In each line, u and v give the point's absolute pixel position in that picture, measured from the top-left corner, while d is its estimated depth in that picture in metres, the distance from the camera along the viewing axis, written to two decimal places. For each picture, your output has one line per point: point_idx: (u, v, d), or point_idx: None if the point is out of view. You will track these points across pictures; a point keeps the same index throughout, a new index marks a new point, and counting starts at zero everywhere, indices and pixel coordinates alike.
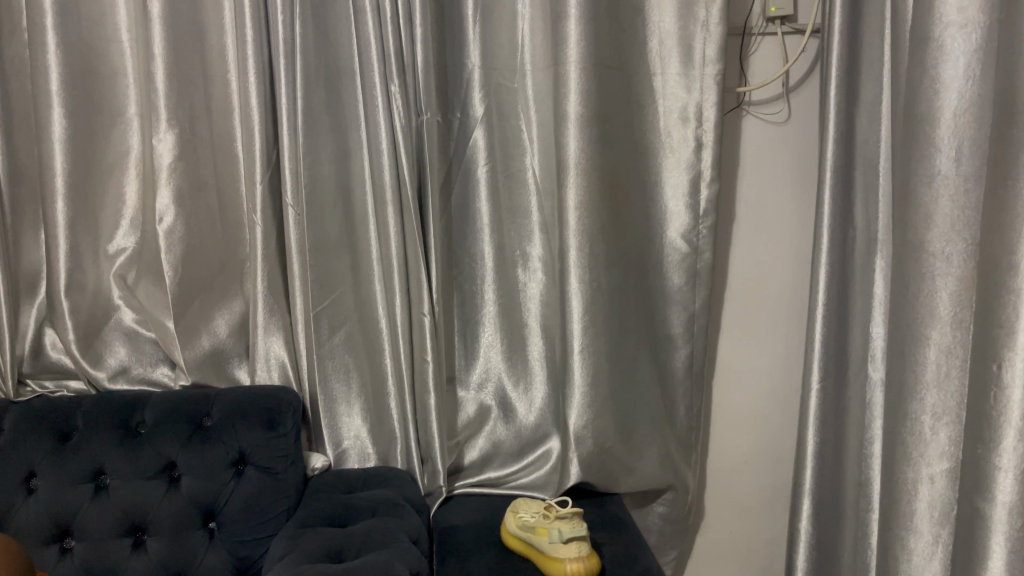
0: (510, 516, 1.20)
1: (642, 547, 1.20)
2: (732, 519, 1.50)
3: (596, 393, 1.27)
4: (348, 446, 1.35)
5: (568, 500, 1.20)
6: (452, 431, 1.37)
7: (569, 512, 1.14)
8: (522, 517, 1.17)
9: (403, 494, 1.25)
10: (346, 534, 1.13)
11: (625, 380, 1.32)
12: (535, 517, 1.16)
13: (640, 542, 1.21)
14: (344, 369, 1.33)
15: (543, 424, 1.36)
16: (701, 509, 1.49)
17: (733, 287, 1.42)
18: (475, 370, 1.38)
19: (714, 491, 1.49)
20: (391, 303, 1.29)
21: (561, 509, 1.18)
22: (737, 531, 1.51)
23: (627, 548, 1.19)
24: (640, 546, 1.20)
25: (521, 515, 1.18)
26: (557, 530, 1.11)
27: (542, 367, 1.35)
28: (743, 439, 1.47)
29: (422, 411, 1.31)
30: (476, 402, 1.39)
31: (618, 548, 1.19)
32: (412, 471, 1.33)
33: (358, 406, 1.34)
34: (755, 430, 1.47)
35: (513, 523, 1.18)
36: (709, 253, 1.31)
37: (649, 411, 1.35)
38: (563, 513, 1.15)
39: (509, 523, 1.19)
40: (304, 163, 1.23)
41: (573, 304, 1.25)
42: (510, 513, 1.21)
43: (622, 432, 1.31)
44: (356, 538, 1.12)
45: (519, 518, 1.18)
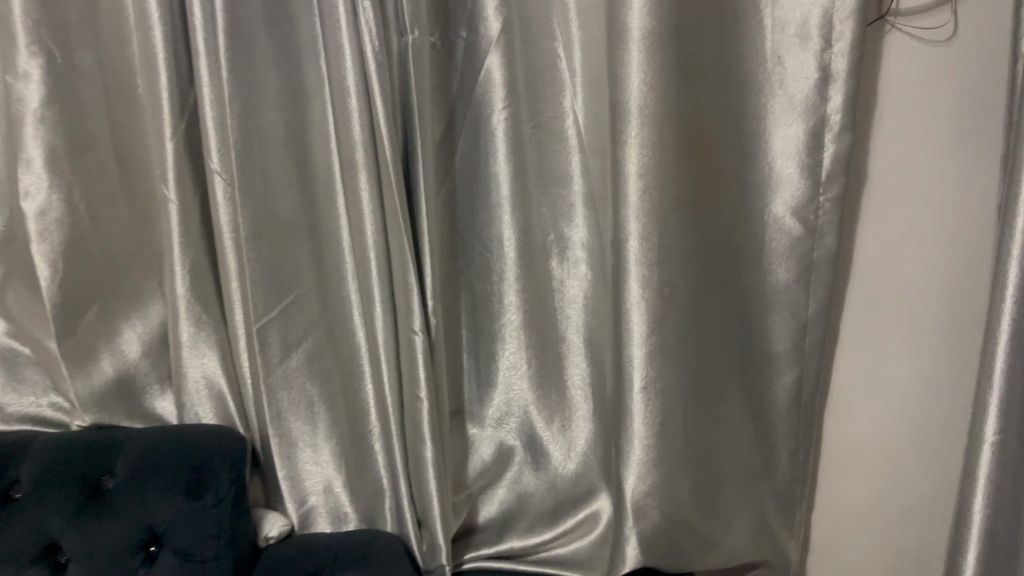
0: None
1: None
2: None
3: (666, 446, 0.87)
4: (317, 503, 0.98)
5: None
6: (457, 483, 1.00)
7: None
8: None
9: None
10: None
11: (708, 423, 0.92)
12: None
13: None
14: (302, 402, 0.94)
15: (587, 476, 0.98)
16: None
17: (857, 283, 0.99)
18: (492, 400, 0.99)
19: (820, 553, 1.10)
20: (369, 311, 0.90)
21: None
22: None
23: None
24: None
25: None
26: None
27: (585, 399, 0.96)
28: (863, 489, 1.06)
29: (414, 464, 0.92)
30: (494, 442, 1.00)
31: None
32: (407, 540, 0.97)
33: (328, 452, 0.96)
34: (881, 480, 1.05)
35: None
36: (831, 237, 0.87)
37: (737, 462, 0.94)
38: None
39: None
40: (234, 109, 0.82)
41: (633, 318, 0.84)
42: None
43: (700, 497, 0.92)
44: None
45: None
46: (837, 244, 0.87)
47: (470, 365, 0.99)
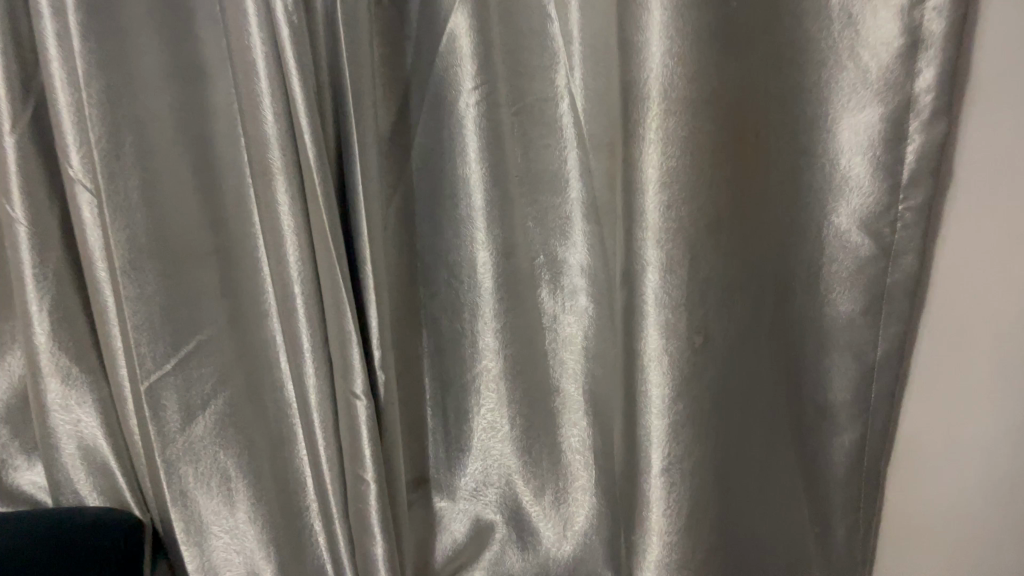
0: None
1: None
2: None
3: (696, 541, 0.66)
4: None
5: None
6: (421, 569, 0.78)
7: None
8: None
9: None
10: None
11: (745, 500, 0.70)
12: None
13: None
14: (211, 478, 0.71)
15: (588, 558, 0.76)
16: None
17: (940, 296, 0.66)
18: (465, 467, 0.77)
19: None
20: (294, 362, 0.67)
21: None
22: None
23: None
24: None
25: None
26: None
27: (586, 465, 0.74)
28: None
29: (361, 558, 0.70)
30: (469, 516, 0.79)
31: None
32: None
33: (252, 538, 0.74)
34: None
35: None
36: (913, 258, 0.63)
37: (780, 548, 0.73)
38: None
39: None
40: (93, 95, 0.59)
41: (652, 379, 0.62)
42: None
43: None
44: None
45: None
46: (919, 266, 0.63)
47: (436, 423, 0.77)
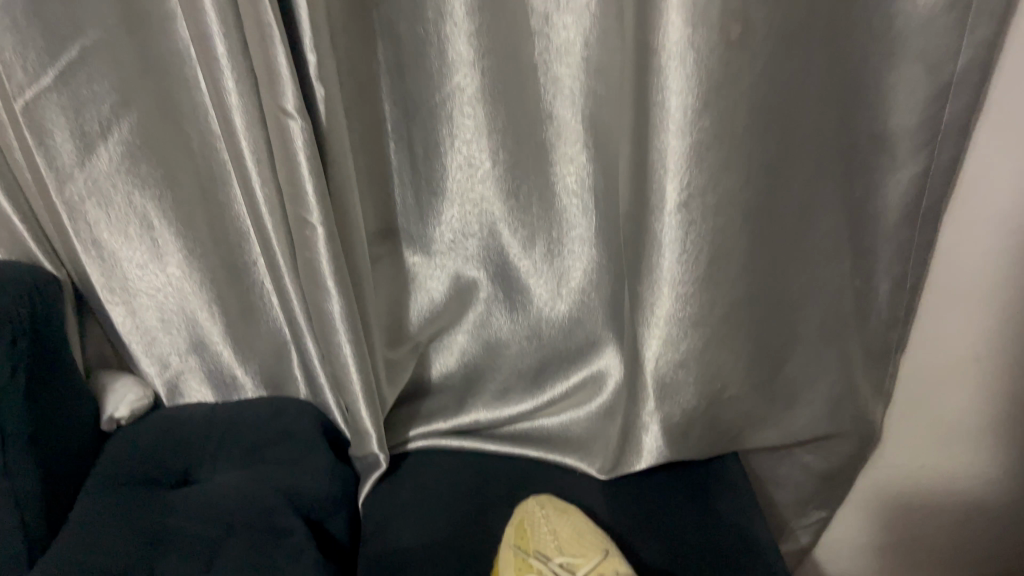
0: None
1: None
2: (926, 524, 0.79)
3: (715, 295, 0.54)
4: (184, 366, 0.68)
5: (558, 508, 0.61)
6: (394, 333, 0.69)
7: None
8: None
9: (265, 516, 0.59)
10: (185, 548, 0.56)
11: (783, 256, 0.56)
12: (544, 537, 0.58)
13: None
14: (128, 224, 0.60)
15: (586, 317, 0.66)
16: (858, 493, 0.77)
17: None
18: (441, 215, 0.64)
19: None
20: (208, 76, 0.52)
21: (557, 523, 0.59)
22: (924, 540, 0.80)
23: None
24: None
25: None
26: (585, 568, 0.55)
27: (584, 212, 0.61)
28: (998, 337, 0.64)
29: (317, 319, 0.59)
30: (448, 273, 0.67)
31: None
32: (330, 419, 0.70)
33: (190, 297, 0.63)
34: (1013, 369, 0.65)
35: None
36: None
37: (820, 312, 0.59)
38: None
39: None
40: None
41: (671, 85, 0.47)
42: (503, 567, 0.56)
43: (760, 367, 0.60)
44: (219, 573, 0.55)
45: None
46: None
47: (402, 161, 0.63)
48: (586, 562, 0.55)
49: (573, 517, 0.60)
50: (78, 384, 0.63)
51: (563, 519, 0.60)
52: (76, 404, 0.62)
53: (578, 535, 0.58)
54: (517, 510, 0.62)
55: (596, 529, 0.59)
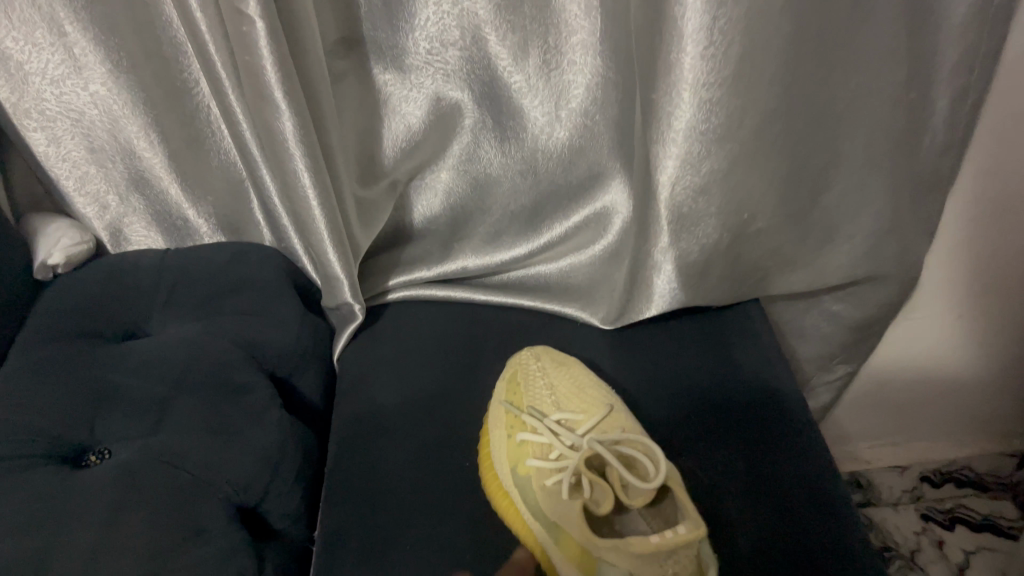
0: (502, 506, 0.48)
1: (800, 560, 0.44)
2: (951, 359, 0.74)
3: (748, 104, 0.45)
4: (125, 206, 0.59)
5: (561, 360, 0.56)
6: (366, 168, 0.59)
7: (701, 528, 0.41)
8: (536, 462, 0.48)
9: (224, 370, 0.52)
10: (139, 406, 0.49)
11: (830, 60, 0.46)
12: (541, 395, 0.53)
13: (829, 537, 0.45)
14: (33, 28, 0.49)
15: (590, 146, 0.57)
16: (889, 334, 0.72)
17: None
18: (416, 20, 0.53)
19: (964, 253, 0.64)
20: None
21: (559, 377, 0.54)
22: (949, 374, 0.76)
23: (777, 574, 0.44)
24: (792, 559, 0.44)
25: (554, 481, 0.47)
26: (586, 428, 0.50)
27: (589, 11, 0.50)
28: None
29: (269, 147, 0.50)
30: (427, 94, 0.57)
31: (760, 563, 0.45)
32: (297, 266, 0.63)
33: (123, 122, 0.54)
34: None
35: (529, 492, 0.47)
36: None
37: (868, 130, 0.49)
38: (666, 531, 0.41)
39: (517, 501, 0.48)
40: None
41: None
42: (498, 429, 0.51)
43: (791, 197, 0.52)
44: (180, 436, 0.48)
45: (549, 493, 0.47)
46: None
47: None
48: (589, 419, 0.50)
49: (571, 369, 0.55)
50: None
51: (562, 370, 0.54)
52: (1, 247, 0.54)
53: (578, 388, 0.53)
54: (510, 363, 0.56)
55: (598, 381, 0.54)
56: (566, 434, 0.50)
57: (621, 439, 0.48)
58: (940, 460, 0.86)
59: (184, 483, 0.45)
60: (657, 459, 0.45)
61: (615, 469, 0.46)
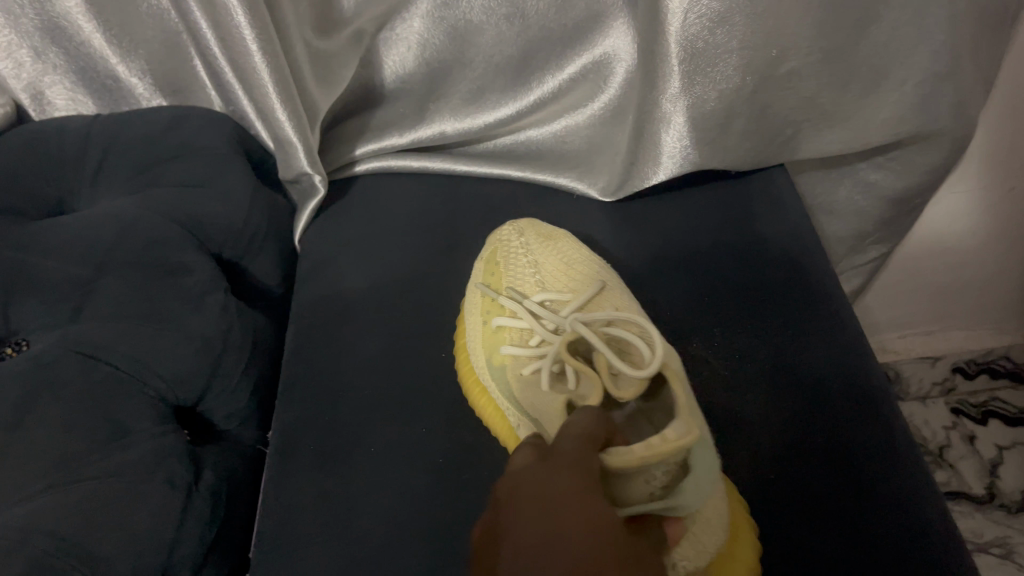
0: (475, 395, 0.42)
1: (818, 451, 0.38)
2: (998, 239, 0.66)
3: None
4: (43, 62, 0.51)
5: (564, 237, 0.48)
6: (321, 14, 0.50)
7: (694, 433, 0.32)
8: (513, 350, 0.42)
9: (155, 249, 0.45)
10: (53, 289, 0.42)
11: None
12: (523, 273, 0.46)
13: (842, 423, 0.39)
14: None
15: None
16: (932, 208, 0.64)
17: None
18: None
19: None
20: None
21: (544, 251, 0.47)
22: (996, 256, 0.68)
23: (780, 467, 0.38)
24: (810, 450, 0.38)
25: (532, 370, 0.41)
26: (573, 307, 0.43)
27: None
28: None
29: None
30: None
31: (765, 457, 0.39)
32: (249, 133, 0.55)
33: None
34: None
35: (504, 383, 0.41)
36: None
37: None
38: (651, 437, 0.32)
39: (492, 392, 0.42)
40: None
41: None
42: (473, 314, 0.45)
43: (835, 33, 0.43)
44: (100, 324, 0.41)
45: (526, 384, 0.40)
46: None
47: None
48: (576, 298, 0.43)
49: (560, 244, 0.47)
50: None
51: (547, 244, 0.47)
52: None
53: (567, 264, 0.46)
54: (493, 242, 0.49)
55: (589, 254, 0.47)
56: (547, 317, 0.42)
57: (612, 319, 0.40)
58: None
59: (103, 376, 0.39)
60: (653, 339, 0.38)
61: (603, 354, 0.38)
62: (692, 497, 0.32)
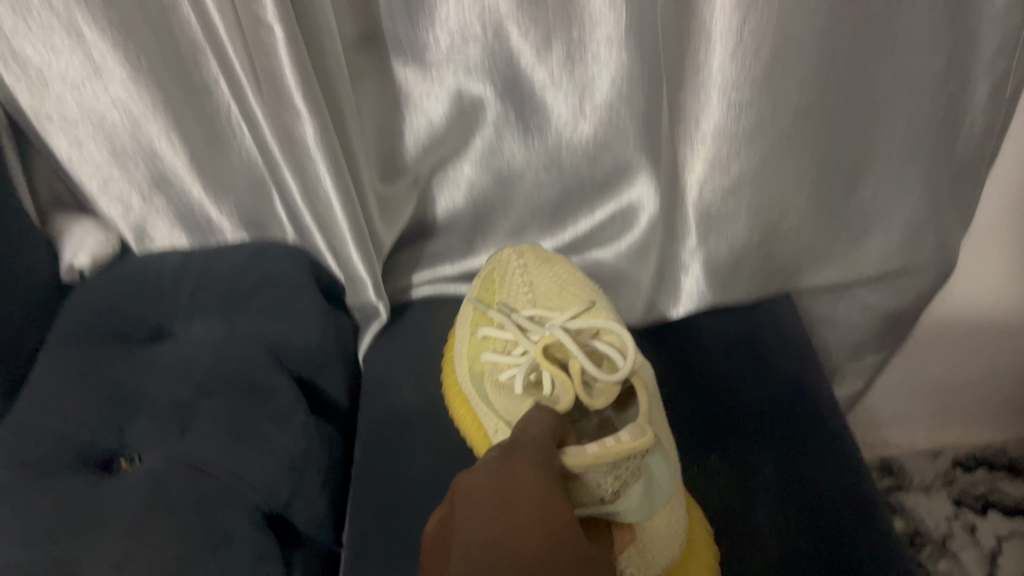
0: (459, 406, 0.51)
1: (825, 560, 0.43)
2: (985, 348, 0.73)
3: (777, 99, 0.46)
4: (148, 208, 0.59)
5: (558, 265, 0.55)
6: (387, 165, 0.58)
7: (648, 436, 0.37)
8: (493, 358, 0.48)
9: (246, 374, 0.52)
10: (162, 412, 0.50)
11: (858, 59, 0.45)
12: (515, 294, 0.52)
13: (847, 535, 0.44)
14: (52, 35, 0.49)
15: (616, 140, 0.55)
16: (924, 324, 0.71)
17: None
18: (434, 23, 0.51)
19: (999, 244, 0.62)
20: None
21: (539, 276, 0.53)
22: (985, 363, 0.75)
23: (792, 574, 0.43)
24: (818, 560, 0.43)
25: (509, 376, 0.47)
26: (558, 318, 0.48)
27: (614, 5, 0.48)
28: None
29: (287, 150, 0.50)
30: (449, 90, 0.55)
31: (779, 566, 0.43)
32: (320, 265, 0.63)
33: (144, 127, 0.54)
34: None
35: (483, 390, 0.48)
36: None
37: (908, 116, 0.48)
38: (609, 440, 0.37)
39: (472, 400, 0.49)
40: None
41: None
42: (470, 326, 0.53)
43: (824, 195, 0.52)
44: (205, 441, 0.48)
45: (501, 388, 0.47)
46: None
47: None
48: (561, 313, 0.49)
49: (553, 266, 0.54)
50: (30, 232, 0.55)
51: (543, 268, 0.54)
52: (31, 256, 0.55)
53: (559, 285, 0.52)
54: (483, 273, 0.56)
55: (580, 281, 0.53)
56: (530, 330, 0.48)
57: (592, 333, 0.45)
58: (972, 444, 0.85)
59: (211, 490, 0.46)
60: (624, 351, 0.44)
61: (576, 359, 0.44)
62: (630, 506, 0.37)
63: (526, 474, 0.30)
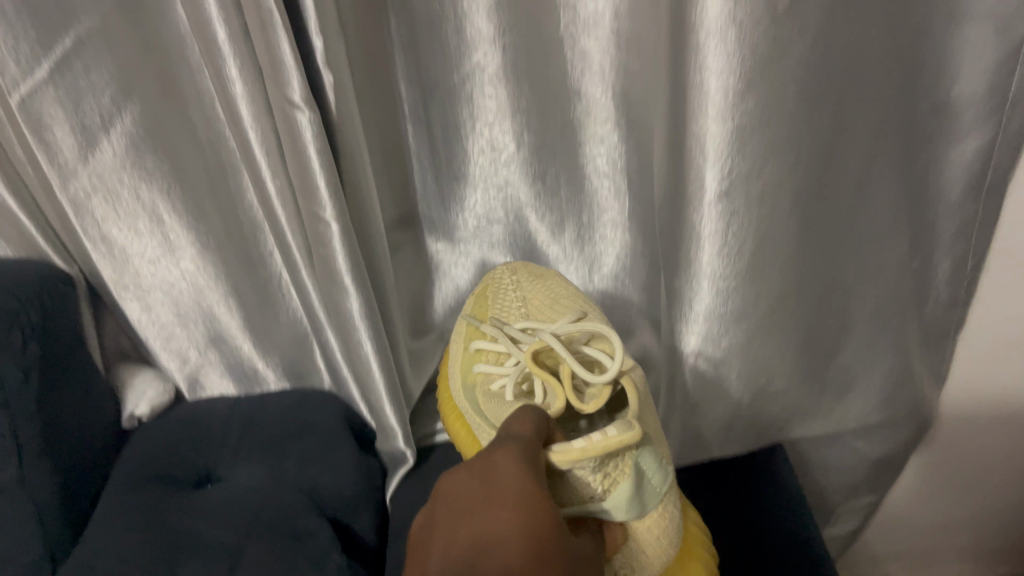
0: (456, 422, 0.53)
1: None
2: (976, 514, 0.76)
3: (762, 289, 0.53)
4: (203, 360, 0.66)
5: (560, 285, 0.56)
6: (417, 322, 0.66)
7: (635, 431, 0.37)
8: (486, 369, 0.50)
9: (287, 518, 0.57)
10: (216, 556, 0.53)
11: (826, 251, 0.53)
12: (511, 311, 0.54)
13: None
14: (137, 219, 0.57)
15: (622, 307, 0.63)
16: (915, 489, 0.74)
17: None
18: (463, 208, 0.61)
19: None
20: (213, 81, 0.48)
21: (535, 295, 0.55)
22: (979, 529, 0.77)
23: None
24: None
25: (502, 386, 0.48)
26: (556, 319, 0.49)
27: (620, 201, 0.57)
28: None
29: (334, 316, 0.57)
30: (473, 261, 0.64)
31: None
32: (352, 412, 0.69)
33: (207, 293, 0.61)
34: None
35: (473, 396, 0.50)
36: None
37: (876, 299, 0.55)
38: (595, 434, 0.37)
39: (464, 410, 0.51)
40: None
41: (711, 66, 0.42)
42: (464, 342, 0.56)
43: (805, 362, 0.59)
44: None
45: (493, 397, 0.49)
46: None
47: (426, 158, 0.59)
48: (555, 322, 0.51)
49: (545, 281, 0.57)
50: (97, 385, 0.61)
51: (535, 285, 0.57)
52: (97, 406, 0.61)
53: (551, 301, 0.54)
54: (484, 294, 0.58)
55: (571, 292, 0.55)
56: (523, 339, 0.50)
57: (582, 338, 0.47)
58: None
59: None
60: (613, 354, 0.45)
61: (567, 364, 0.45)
62: (619, 506, 0.37)
63: (508, 467, 0.32)
